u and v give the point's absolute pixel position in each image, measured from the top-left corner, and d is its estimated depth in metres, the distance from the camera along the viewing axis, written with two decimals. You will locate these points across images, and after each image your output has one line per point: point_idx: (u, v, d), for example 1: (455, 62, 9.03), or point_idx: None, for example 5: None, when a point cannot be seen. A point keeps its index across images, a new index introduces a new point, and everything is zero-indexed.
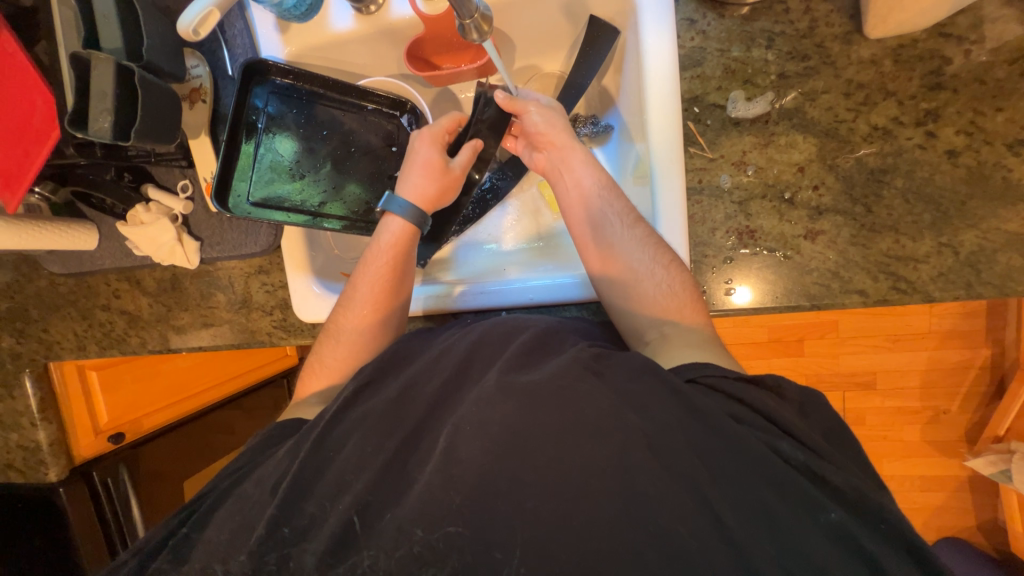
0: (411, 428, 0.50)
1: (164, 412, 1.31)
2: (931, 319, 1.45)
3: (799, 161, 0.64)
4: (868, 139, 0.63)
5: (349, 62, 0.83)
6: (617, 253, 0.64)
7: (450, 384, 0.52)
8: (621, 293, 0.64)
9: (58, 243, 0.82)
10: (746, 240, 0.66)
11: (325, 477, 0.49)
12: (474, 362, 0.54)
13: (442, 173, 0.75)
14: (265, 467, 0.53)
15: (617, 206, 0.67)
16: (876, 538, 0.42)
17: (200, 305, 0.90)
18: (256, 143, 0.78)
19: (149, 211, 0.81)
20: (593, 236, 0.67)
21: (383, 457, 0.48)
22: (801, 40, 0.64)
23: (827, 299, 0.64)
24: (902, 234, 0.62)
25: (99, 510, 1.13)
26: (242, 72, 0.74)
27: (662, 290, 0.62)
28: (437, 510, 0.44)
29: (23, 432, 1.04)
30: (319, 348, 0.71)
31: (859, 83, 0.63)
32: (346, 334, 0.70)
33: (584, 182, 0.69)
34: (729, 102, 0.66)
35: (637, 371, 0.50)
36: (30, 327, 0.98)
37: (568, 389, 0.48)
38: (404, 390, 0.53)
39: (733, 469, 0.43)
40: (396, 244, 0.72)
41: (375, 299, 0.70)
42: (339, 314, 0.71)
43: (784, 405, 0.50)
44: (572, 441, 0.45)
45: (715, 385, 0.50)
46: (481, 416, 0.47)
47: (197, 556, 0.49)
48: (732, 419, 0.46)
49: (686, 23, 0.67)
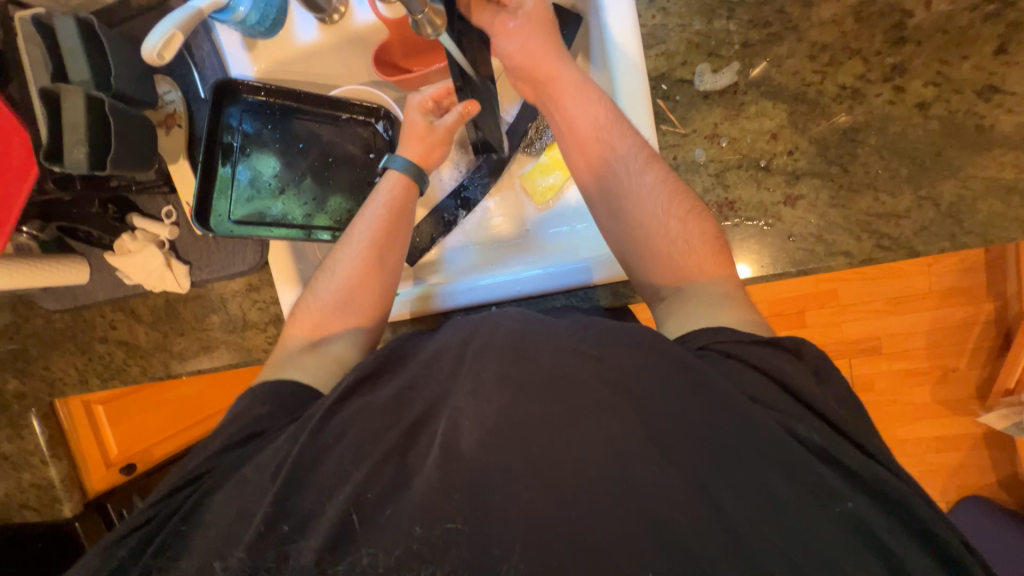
0: (411, 422, 0.49)
1: (175, 439, 1.39)
2: (930, 279, 1.44)
3: (771, 128, 0.64)
4: (838, 100, 0.63)
5: (320, 74, 0.84)
6: (627, 189, 0.63)
7: (447, 375, 0.51)
8: (634, 242, 0.62)
9: (50, 279, 0.83)
10: (726, 212, 0.66)
11: (323, 470, 0.48)
12: (468, 353, 0.51)
13: (433, 133, 0.76)
14: (264, 451, 0.53)
15: (626, 137, 0.63)
16: (874, 495, 0.42)
17: (195, 328, 0.90)
18: (232, 164, 0.78)
19: (135, 239, 0.82)
20: (601, 170, 0.65)
21: (376, 458, 0.47)
22: (761, 8, 0.64)
23: (813, 264, 0.64)
24: (881, 191, 0.62)
25: None
26: (213, 94, 0.75)
27: (679, 246, 0.60)
28: (435, 506, 0.44)
29: (34, 470, 1.03)
30: (308, 290, 0.71)
31: (823, 45, 0.63)
32: (330, 287, 0.69)
33: (591, 112, 0.65)
34: (696, 77, 0.66)
35: (637, 351, 0.48)
36: (31, 366, 0.99)
37: (562, 377, 0.47)
38: (402, 389, 0.51)
39: (731, 433, 0.43)
40: (394, 204, 0.73)
41: (373, 259, 0.70)
42: (330, 268, 0.71)
43: (803, 368, 0.49)
44: (570, 429, 0.45)
45: (731, 352, 0.49)
46: (479, 410, 0.46)
47: (196, 553, 0.48)
48: (749, 399, 0.45)
49: (646, 1, 0.67)
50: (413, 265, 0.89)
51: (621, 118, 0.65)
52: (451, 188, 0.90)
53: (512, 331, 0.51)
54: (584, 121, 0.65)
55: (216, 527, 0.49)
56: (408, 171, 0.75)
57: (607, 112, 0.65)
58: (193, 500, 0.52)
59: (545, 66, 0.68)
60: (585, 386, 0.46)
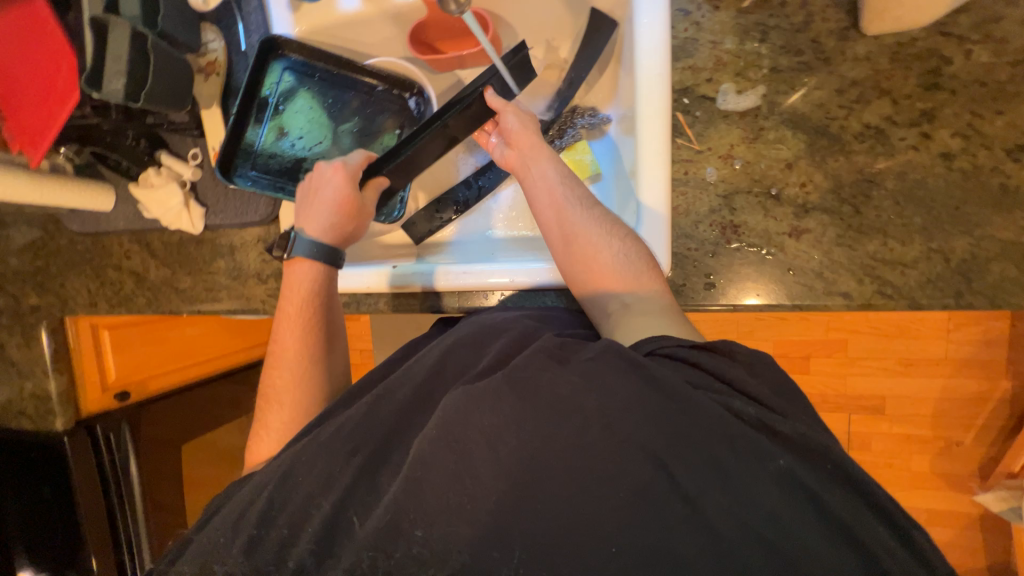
0: (388, 432, 0.51)
1: (173, 376, 1.42)
2: (947, 345, 1.39)
3: (787, 157, 0.63)
4: (859, 138, 0.61)
5: (354, 42, 0.85)
6: (586, 242, 0.63)
7: (421, 391, 0.53)
8: (579, 260, 0.63)
9: (78, 201, 0.88)
10: (730, 235, 0.65)
11: (315, 469, 0.49)
12: (448, 367, 0.55)
13: (352, 211, 0.73)
14: (264, 471, 0.56)
15: (576, 191, 0.66)
16: (835, 540, 0.40)
17: (203, 269, 0.94)
18: (262, 123, 0.81)
19: (160, 174, 0.87)
20: (558, 224, 0.65)
21: (370, 446, 0.49)
22: (796, 34, 0.62)
23: (809, 300, 0.63)
24: (891, 237, 0.61)
25: (98, 459, 1.20)
26: (260, 50, 0.79)
27: (622, 260, 0.61)
28: (436, 509, 0.43)
29: (37, 380, 1.12)
30: (259, 418, 0.70)
31: (853, 80, 0.61)
32: (286, 395, 0.69)
33: (544, 173, 0.68)
34: (719, 95, 0.65)
35: (618, 363, 0.45)
36: (50, 282, 1.06)
37: (521, 380, 0.46)
38: (375, 402, 0.53)
39: (701, 454, 0.41)
40: (306, 297, 0.72)
41: (312, 346, 0.71)
42: (281, 379, 0.70)
43: (781, 402, 0.47)
44: (535, 429, 0.43)
45: (675, 357, 0.49)
46: (487, 423, 0.44)
47: (209, 531, 0.54)
48: (692, 386, 0.45)
49: (681, 14, 0.66)
50: (419, 244, 0.92)
51: (571, 178, 0.68)
52: (468, 173, 0.94)
53: (497, 355, 0.54)
54: (544, 183, 0.67)
55: (226, 518, 0.53)
56: (319, 254, 0.72)
57: (558, 175, 0.68)
58: (210, 511, 0.58)
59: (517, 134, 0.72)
60: (551, 382, 0.45)
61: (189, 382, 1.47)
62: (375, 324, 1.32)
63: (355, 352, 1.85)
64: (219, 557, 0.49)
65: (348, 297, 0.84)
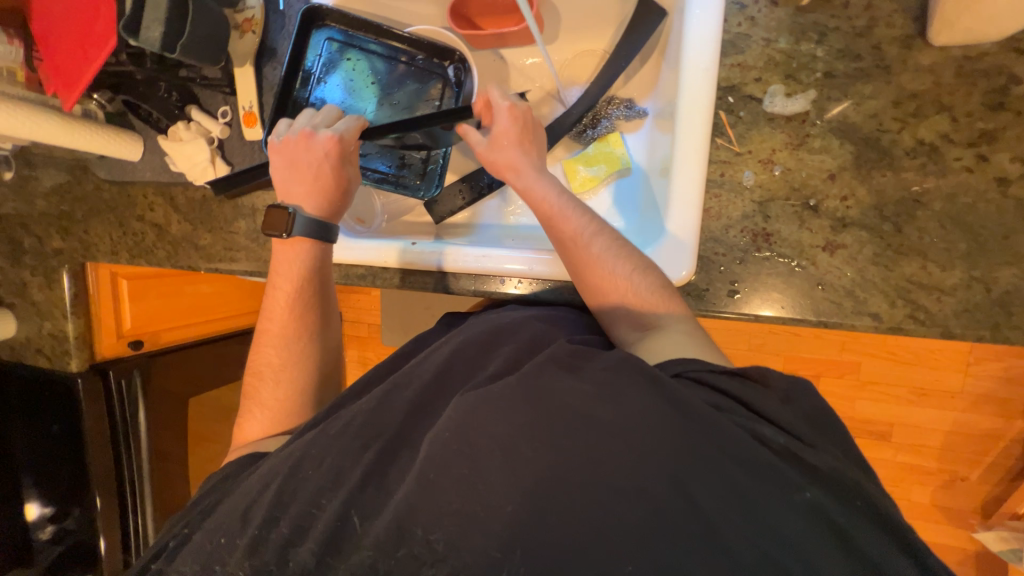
0: (398, 430, 0.51)
1: (183, 331, 1.44)
2: (964, 379, 1.35)
3: (831, 168, 0.61)
4: (911, 154, 0.58)
5: (392, 10, 0.83)
6: (597, 261, 0.61)
7: (429, 390, 0.54)
8: (591, 279, 0.62)
9: (108, 149, 0.89)
10: (761, 243, 0.63)
11: (324, 463, 0.49)
12: (455, 368, 0.57)
13: (339, 189, 0.71)
14: (269, 460, 0.55)
15: (579, 207, 0.65)
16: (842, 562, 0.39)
17: (223, 228, 0.94)
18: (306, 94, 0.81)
19: (188, 129, 0.85)
20: (566, 241, 0.63)
21: (381, 442, 0.50)
22: (856, 39, 0.59)
23: (836, 318, 0.61)
24: (931, 261, 0.58)
25: (109, 405, 1.22)
26: (302, 20, 0.78)
27: (640, 276, 0.60)
28: (441, 510, 0.43)
29: (56, 321, 1.16)
30: (251, 393, 0.70)
31: (912, 92, 0.58)
32: (282, 374, 0.69)
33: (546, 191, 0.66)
34: (766, 96, 0.62)
35: (629, 372, 0.47)
36: (73, 227, 1.09)
37: (531, 385, 0.47)
38: (385, 396, 0.54)
39: (719, 471, 0.41)
40: (304, 279, 0.70)
41: (308, 327, 0.71)
42: (275, 358, 0.70)
43: (801, 418, 0.46)
44: (540, 436, 0.43)
45: (702, 379, 0.48)
46: (498, 428, 0.44)
47: (221, 512, 0.54)
48: (712, 408, 0.45)
49: (736, 7, 0.63)
50: (438, 224, 0.92)
51: (569, 205, 0.64)
52: None
53: (504, 360, 0.55)
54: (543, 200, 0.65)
55: (234, 506, 0.52)
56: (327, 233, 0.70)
57: (553, 204, 0.64)
58: (214, 498, 0.58)
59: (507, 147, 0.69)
60: (562, 389, 0.46)
61: (187, 342, 1.48)
62: (386, 300, 1.32)
63: (363, 325, 1.86)
64: (220, 555, 0.49)
65: (364, 270, 0.83)
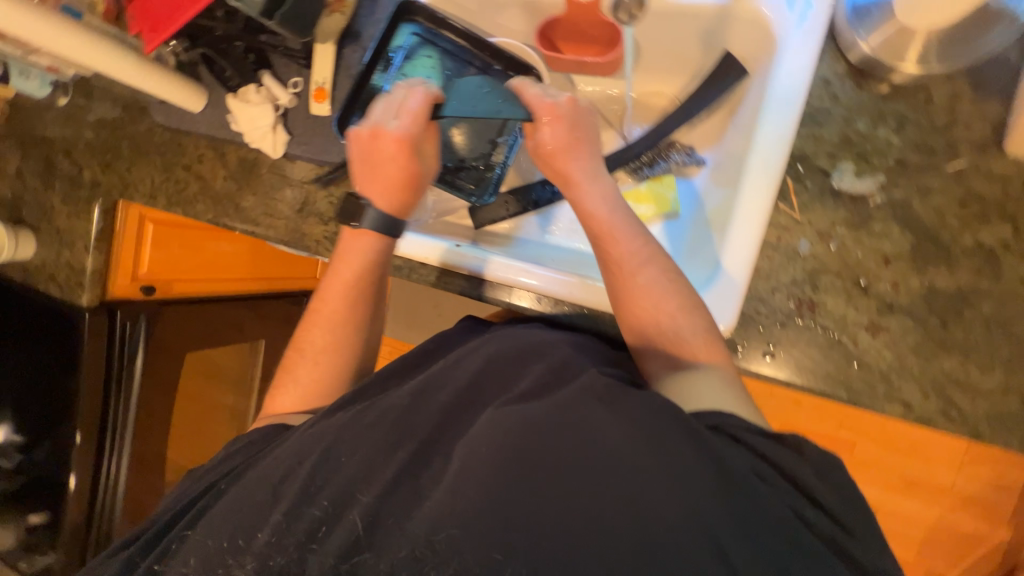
0: (430, 432, 0.51)
1: (194, 286, 1.43)
2: (955, 477, 1.35)
3: (887, 252, 0.62)
4: (968, 254, 0.59)
5: (480, 18, 0.85)
6: (634, 282, 0.62)
7: (460, 399, 0.54)
8: (629, 302, 0.62)
9: (173, 97, 0.89)
10: (804, 311, 0.64)
11: (358, 455, 0.50)
12: (486, 381, 0.56)
13: (411, 186, 0.71)
14: (290, 440, 0.56)
15: (626, 225, 0.65)
16: None
17: (267, 194, 0.94)
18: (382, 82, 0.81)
19: (258, 93, 0.87)
20: (604, 258, 0.64)
21: (414, 444, 0.50)
22: (933, 134, 0.61)
23: (867, 398, 0.62)
24: (971, 360, 0.59)
25: (109, 344, 1.21)
26: (395, 13, 0.80)
27: (680, 314, 0.60)
28: (459, 515, 0.43)
29: (76, 253, 1.15)
30: (288, 367, 0.70)
31: (979, 195, 0.60)
32: (322, 354, 0.69)
33: (598, 206, 0.66)
34: (835, 172, 0.64)
35: (664, 415, 0.48)
36: (116, 163, 1.09)
37: (568, 413, 0.48)
38: (419, 394, 0.54)
39: (750, 526, 0.42)
40: (365, 268, 0.70)
41: (358, 314, 0.71)
42: (320, 338, 0.69)
43: (835, 493, 0.46)
44: (567, 461, 0.44)
45: (738, 437, 0.48)
46: (530, 449, 0.45)
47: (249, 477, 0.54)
48: (757, 477, 0.45)
49: (821, 83, 0.65)
50: (478, 231, 0.92)
51: (618, 225, 0.64)
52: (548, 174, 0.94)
53: (536, 379, 0.55)
54: (596, 215, 0.65)
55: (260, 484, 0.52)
56: (380, 222, 0.70)
57: (602, 221, 0.65)
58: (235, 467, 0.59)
59: (558, 154, 0.69)
60: (598, 424, 0.47)
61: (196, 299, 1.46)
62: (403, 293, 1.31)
63: None
64: (245, 532, 0.49)
65: (402, 262, 0.83)
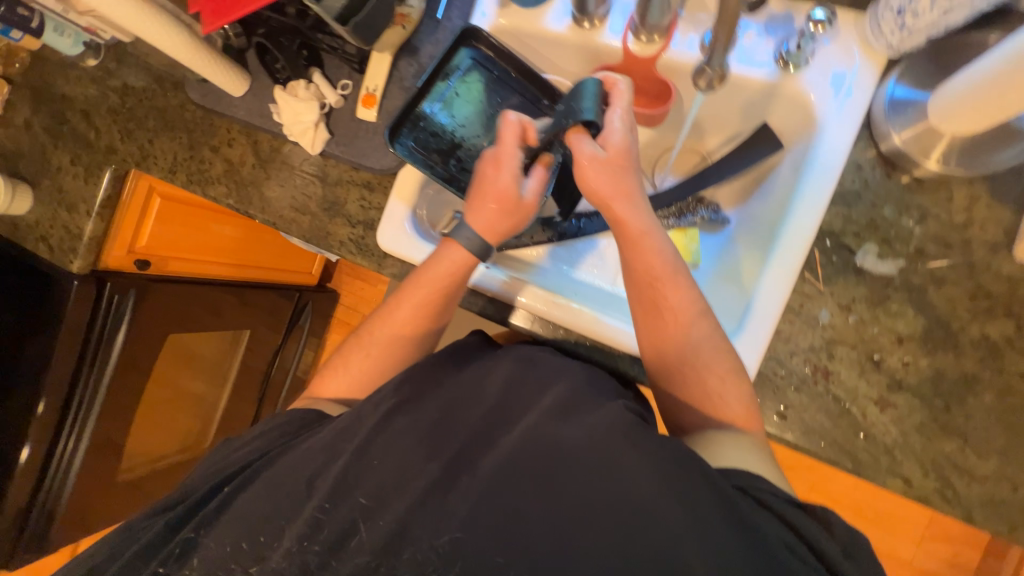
0: (456, 452, 0.53)
1: (185, 265, 1.37)
2: (915, 551, 1.40)
3: (901, 332, 0.65)
4: (975, 344, 0.64)
5: (536, 54, 0.88)
6: (676, 330, 0.61)
7: (489, 419, 0.56)
8: (667, 346, 0.62)
9: (217, 78, 0.89)
10: (819, 378, 0.67)
11: (386, 458, 0.53)
12: (513, 399, 0.58)
13: (505, 203, 0.67)
14: (315, 434, 0.60)
15: (678, 272, 0.63)
16: None
17: (296, 187, 0.93)
18: (434, 99, 0.83)
19: (307, 89, 0.87)
20: (648, 301, 0.63)
21: (445, 457, 0.52)
22: (951, 229, 0.66)
23: (870, 469, 0.65)
24: (969, 445, 0.63)
25: (91, 318, 1.12)
26: (458, 36, 0.82)
27: (715, 371, 0.60)
28: (477, 522, 0.48)
29: (75, 216, 1.10)
30: (343, 352, 0.73)
31: (988, 291, 0.64)
32: (376, 350, 0.71)
33: (661, 249, 0.63)
34: (859, 251, 0.68)
35: (684, 458, 0.49)
36: (138, 133, 1.06)
37: (597, 449, 0.49)
38: (448, 408, 0.58)
39: None
40: (442, 281, 0.68)
41: (423, 322, 0.71)
42: (379, 333, 0.71)
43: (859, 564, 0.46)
44: (585, 488, 0.48)
45: (771, 505, 0.48)
46: (553, 473, 0.49)
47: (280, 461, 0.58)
48: (788, 550, 0.44)
49: (854, 167, 0.70)
50: (505, 254, 0.94)
51: (678, 271, 0.62)
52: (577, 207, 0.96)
53: (557, 397, 0.57)
54: (654, 256, 0.62)
55: (286, 464, 0.57)
56: (468, 241, 0.67)
57: (666, 263, 0.62)
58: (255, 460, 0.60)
59: (624, 178, 0.63)
60: (618, 458, 0.49)
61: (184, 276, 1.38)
62: None
63: None
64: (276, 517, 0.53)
65: None
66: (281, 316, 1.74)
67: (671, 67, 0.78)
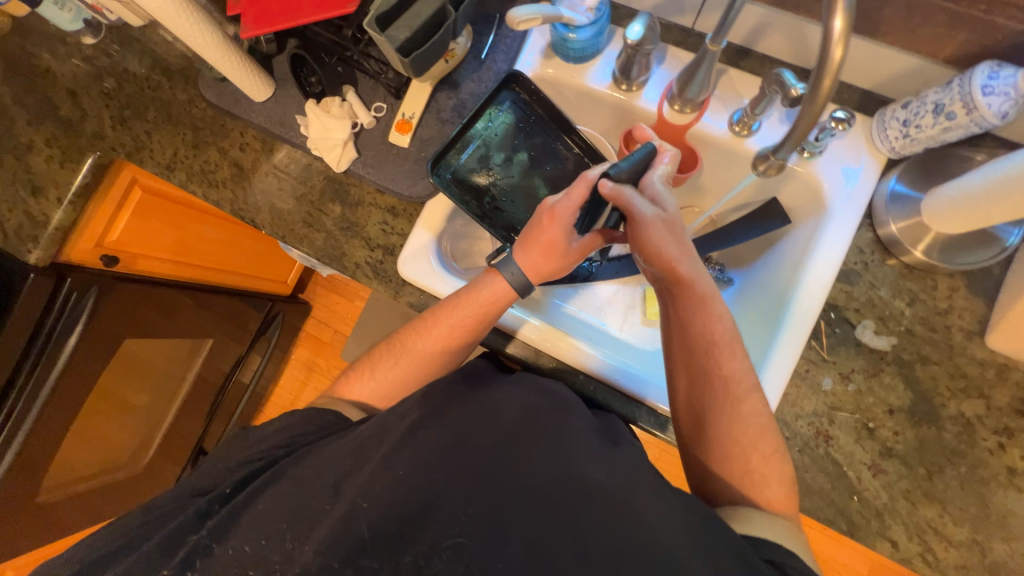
0: (480, 482, 0.55)
1: (161, 265, 1.25)
2: None
3: (892, 404, 0.72)
4: (953, 420, 0.71)
5: (571, 104, 0.92)
6: (734, 400, 0.64)
7: (517, 454, 0.57)
8: (723, 417, 0.64)
9: (240, 79, 0.85)
10: (821, 442, 0.72)
11: (415, 485, 0.55)
12: (545, 435, 0.59)
13: (554, 252, 0.71)
14: (339, 440, 0.61)
15: (735, 342, 0.66)
16: None
17: (313, 203, 0.89)
18: (472, 136, 0.85)
19: (340, 106, 0.86)
20: (705, 370, 0.65)
21: (470, 482, 0.56)
22: (935, 315, 0.75)
23: (862, 531, 0.69)
24: (947, 512, 0.69)
25: (42, 317, 0.99)
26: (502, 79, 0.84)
27: (748, 442, 0.62)
28: (497, 538, 0.52)
29: (42, 203, 0.98)
30: (371, 359, 0.75)
31: (964, 373, 0.72)
32: (403, 360, 0.73)
33: (722, 321, 0.67)
34: (859, 325, 0.75)
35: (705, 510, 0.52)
36: (134, 122, 0.99)
37: (619, 487, 0.53)
38: (469, 438, 0.59)
39: None
40: (480, 304, 0.71)
41: (453, 340, 0.73)
42: (410, 345, 0.73)
43: None
44: (608, 522, 0.51)
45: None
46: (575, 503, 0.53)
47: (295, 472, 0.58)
48: None
49: (857, 251, 0.77)
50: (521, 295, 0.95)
51: (736, 341, 0.66)
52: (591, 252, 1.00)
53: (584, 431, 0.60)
54: (714, 324, 0.66)
55: (310, 479, 0.57)
56: (513, 278, 0.72)
57: (726, 329, 0.66)
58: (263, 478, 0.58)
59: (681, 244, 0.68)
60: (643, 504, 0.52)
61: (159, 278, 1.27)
62: None
63: None
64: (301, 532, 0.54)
65: None
66: (251, 327, 1.62)
67: (701, 137, 0.84)
